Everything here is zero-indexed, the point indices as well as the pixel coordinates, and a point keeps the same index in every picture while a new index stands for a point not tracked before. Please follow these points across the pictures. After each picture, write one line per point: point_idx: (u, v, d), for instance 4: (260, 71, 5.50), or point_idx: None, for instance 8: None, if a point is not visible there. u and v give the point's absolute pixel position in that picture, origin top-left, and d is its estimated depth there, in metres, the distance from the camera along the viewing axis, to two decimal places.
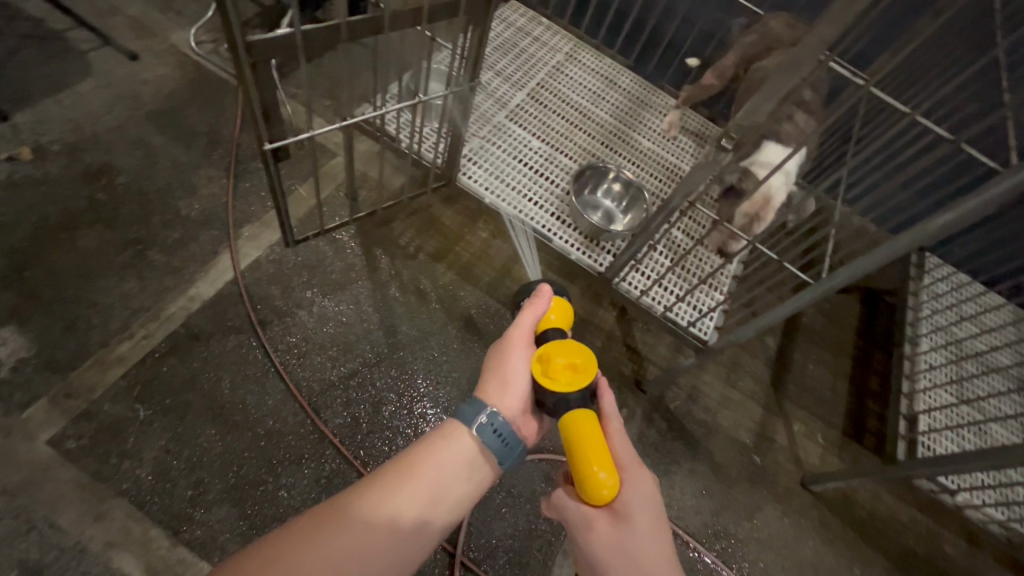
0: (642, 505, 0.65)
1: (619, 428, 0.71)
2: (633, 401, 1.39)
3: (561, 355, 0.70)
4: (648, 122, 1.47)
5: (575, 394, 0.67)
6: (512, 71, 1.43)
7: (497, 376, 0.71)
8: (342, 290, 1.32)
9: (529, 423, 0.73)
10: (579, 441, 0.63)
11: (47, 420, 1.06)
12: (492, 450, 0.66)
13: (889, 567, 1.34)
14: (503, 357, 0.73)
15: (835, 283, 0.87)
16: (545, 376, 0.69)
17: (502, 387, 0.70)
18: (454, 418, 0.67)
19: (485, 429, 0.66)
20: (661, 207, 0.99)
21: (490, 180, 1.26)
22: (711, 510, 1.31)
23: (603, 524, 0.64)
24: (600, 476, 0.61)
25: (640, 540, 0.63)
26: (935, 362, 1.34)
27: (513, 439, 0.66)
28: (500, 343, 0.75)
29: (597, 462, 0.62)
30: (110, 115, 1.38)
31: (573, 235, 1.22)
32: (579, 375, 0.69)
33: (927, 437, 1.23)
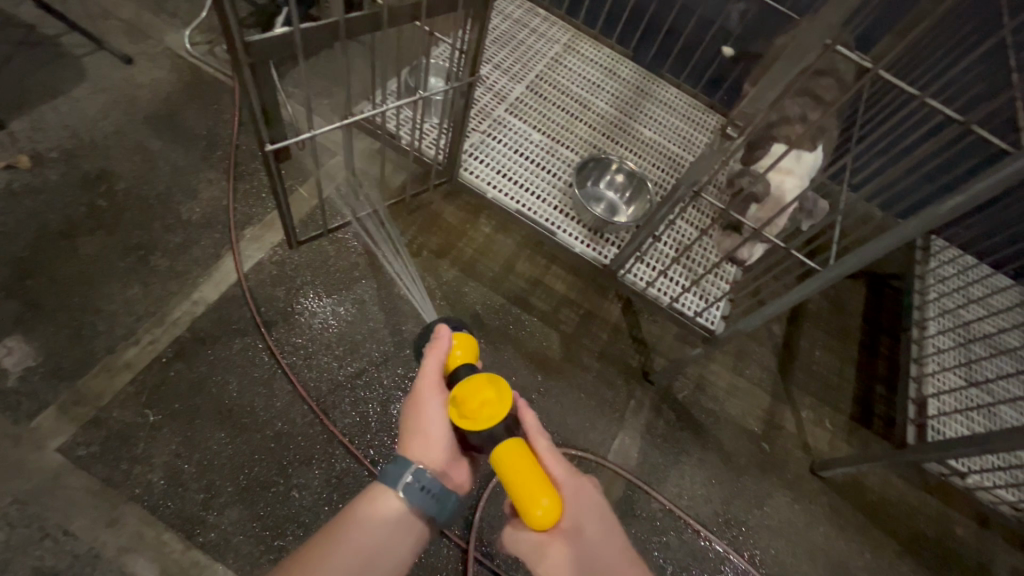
0: (587, 515, 0.67)
1: (548, 446, 0.70)
2: (641, 393, 1.39)
3: (473, 394, 0.70)
4: (649, 111, 1.46)
5: (498, 426, 0.67)
6: (511, 64, 1.42)
7: (417, 433, 0.71)
8: (346, 290, 1.31)
9: (457, 469, 0.73)
10: (515, 476, 0.63)
11: (56, 428, 1.06)
12: (423, 505, 0.66)
13: (900, 550, 1.35)
14: (419, 413, 0.72)
15: (844, 269, 0.86)
16: (462, 419, 0.69)
17: (423, 442, 0.70)
18: (380, 482, 0.66)
19: (413, 488, 0.65)
20: (665, 198, 0.98)
21: (492, 175, 1.24)
22: (721, 499, 1.31)
23: (557, 548, 0.64)
24: (544, 507, 0.61)
25: (595, 542, 0.66)
26: (944, 345, 1.33)
27: (443, 490, 0.67)
28: (412, 399, 0.75)
29: (540, 493, 0.62)
30: (107, 119, 1.37)
31: (577, 228, 1.22)
32: (497, 406, 0.68)
33: (936, 421, 1.23)
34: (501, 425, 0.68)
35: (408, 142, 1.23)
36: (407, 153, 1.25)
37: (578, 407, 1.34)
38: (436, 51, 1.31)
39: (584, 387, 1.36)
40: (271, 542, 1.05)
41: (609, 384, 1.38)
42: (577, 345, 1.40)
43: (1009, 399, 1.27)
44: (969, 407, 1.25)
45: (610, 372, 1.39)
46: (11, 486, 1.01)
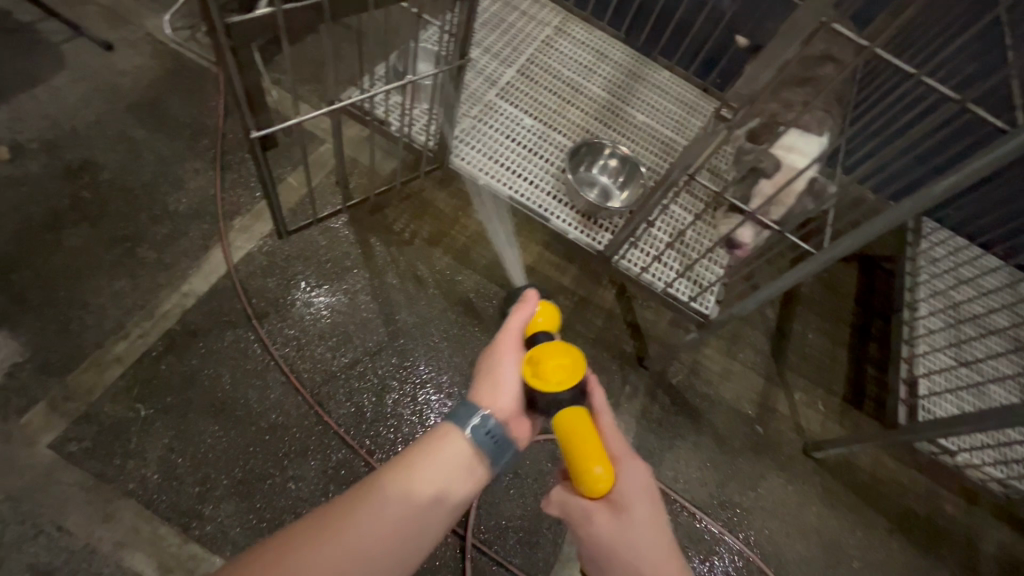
0: (642, 493, 0.67)
1: (611, 423, 0.73)
2: (636, 378, 1.39)
3: (551, 355, 0.69)
4: (641, 95, 1.45)
5: (566, 392, 0.67)
6: (501, 47, 1.39)
7: (490, 379, 0.70)
8: (338, 279, 1.30)
9: (524, 426, 0.70)
10: (574, 440, 0.65)
11: (46, 424, 1.05)
12: (485, 452, 0.64)
13: (891, 528, 1.37)
14: (492, 364, 0.72)
15: (839, 252, 0.86)
16: (536, 376, 0.68)
17: (492, 390, 0.69)
18: (448, 419, 0.64)
19: (479, 430, 0.63)
20: (660, 183, 0.97)
21: (483, 161, 1.23)
22: (716, 482, 1.32)
23: (603, 517, 0.65)
24: (597, 471, 0.63)
25: (643, 526, 0.65)
26: (934, 326, 1.35)
27: (505, 440, 0.64)
28: (489, 353, 0.74)
29: (593, 459, 0.64)
30: (88, 108, 1.33)
31: (570, 214, 1.20)
32: (571, 373, 0.68)
33: (927, 401, 1.25)
34: (569, 392, 0.68)
35: (397, 129, 1.21)
36: (396, 140, 1.23)
37: None
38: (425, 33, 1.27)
39: None
40: (269, 533, 1.05)
41: (604, 370, 1.38)
42: (572, 331, 1.40)
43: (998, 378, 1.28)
44: (959, 387, 1.26)
45: (605, 358, 1.39)
46: (2, 483, 1.00)
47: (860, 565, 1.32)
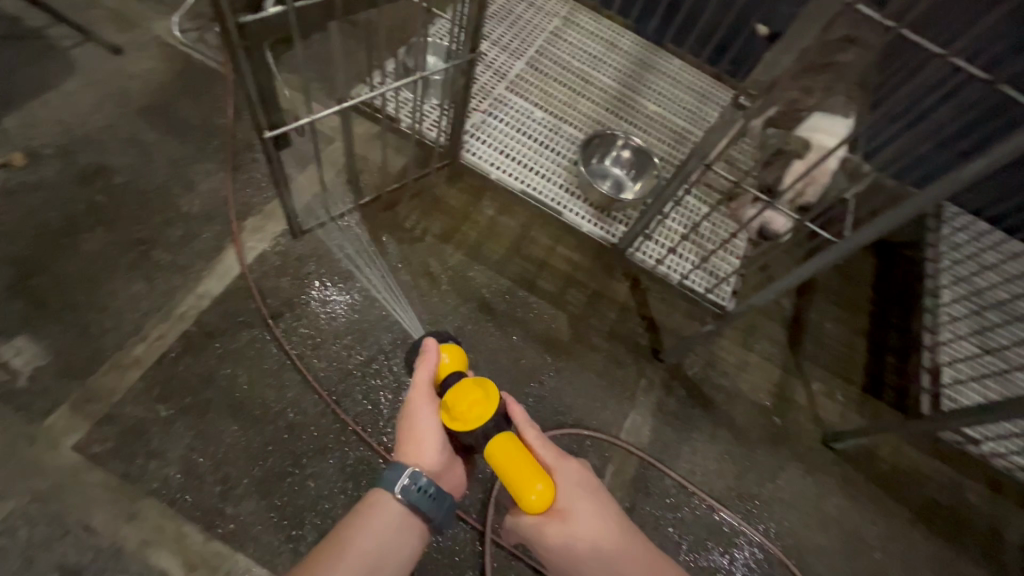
0: (580, 493, 0.72)
1: (538, 435, 0.77)
2: (651, 370, 1.38)
3: (462, 397, 0.74)
4: (652, 85, 1.43)
5: (484, 425, 0.72)
6: (510, 39, 1.38)
7: (411, 437, 0.76)
8: (351, 278, 1.30)
9: (453, 468, 0.79)
10: (508, 467, 0.69)
11: (70, 426, 1.06)
12: (422, 506, 0.71)
13: (913, 518, 1.36)
14: (411, 421, 0.77)
15: (861, 240, 0.84)
16: (453, 421, 0.73)
17: (415, 447, 0.75)
18: (378, 488, 0.72)
19: (410, 490, 0.71)
20: (675, 174, 0.96)
21: (494, 155, 1.22)
22: (734, 474, 1.31)
23: (553, 526, 0.70)
24: (537, 491, 0.68)
25: (588, 518, 0.71)
26: (957, 314, 1.32)
27: (439, 491, 0.72)
28: (406, 410, 0.79)
29: (530, 481, 0.68)
30: (100, 113, 1.34)
31: (584, 207, 1.19)
32: (485, 407, 0.73)
33: (951, 389, 1.22)
34: (491, 422, 0.73)
35: (409, 124, 1.20)
36: (407, 136, 1.22)
37: (588, 387, 1.34)
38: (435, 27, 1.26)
39: (594, 367, 1.35)
40: (290, 530, 1.06)
41: (619, 363, 1.37)
42: (585, 324, 1.39)
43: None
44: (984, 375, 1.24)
45: (620, 351, 1.38)
46: (29, 484, 1.01)
47: (881, 557, 1.30)
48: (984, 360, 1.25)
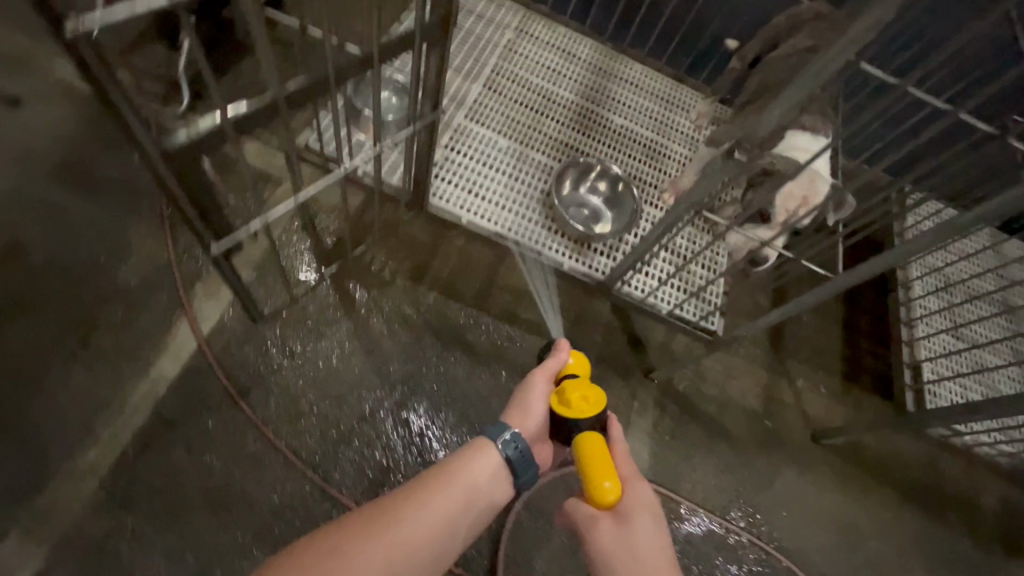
0: (642, 509, 0.77)
1: (621, 448, 0.85)
2: (643, 391, 1.36)
3: (578, 388, 0.84)
4: (614, 95, 1.37)
5: (588, 420, 0.82)
6: (462, 60, 1.28)
7: (520, 407, 0.86)
8: (322, 338, 1.21)
9: (542, 450, 0.87)
10: (589, 456, 0.77)
11: (25, 553, 0.95)
12: (512, 463, 0.77)
13: (900, 501, 1.40)
14: (526, 392, 0.87)
15: (854, 278, 0.82)
16: (563, 406, 0.83)
17: (522, 414, 0.83)
18: (483, 434, 0.79)
19: (508, 446, 0.77)
20: (663, 219, 0.91)
21: (462, 196, 1.13)
22: (732, 485, 1.33)
23: (605, 522, 0.76)
24: (604, 485, 0.75)
25: (643, 535, 0.75)
26: (931, 306, 1.32)
27: (529, 457, 0.78)
28: (523, 385, 0.89)
29: (602, 474, 0.76)
30: (4, 180, 1.17)
31: (562, 242, 1.14)
32: (593, 407, 0.83)
33: (933, 386, 1.24)
34: (586, 421, 0.82)
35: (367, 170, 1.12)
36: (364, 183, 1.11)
37: None
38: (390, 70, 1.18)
39: None
40: None
41: (610, 387, 1.34)
42: (573, 351, 1.35)
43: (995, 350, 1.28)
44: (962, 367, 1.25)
45: (610, 375, 1.35)
46: None
47: (875, 544, 1.35)
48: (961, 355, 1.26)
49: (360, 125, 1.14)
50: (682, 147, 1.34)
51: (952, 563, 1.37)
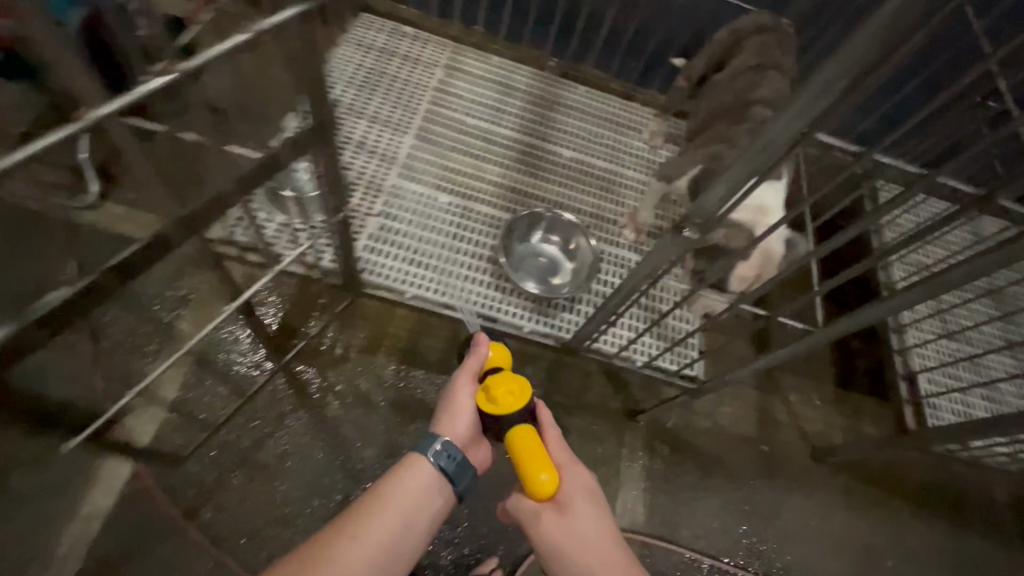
0: (586, 498, 0.69)
1: (555, 434, 0.76)
2: (631, 436, 1.27)
3: (501, 381, 0.76)
4: (559, 124, 1.28)
5: (516, 413, 0.73)
6: (390, 110, 1.18)
7: (446, 409, 0.77)
8: (275, 434, 1.10)
9: (479, 448, 0.79)
10: (522, 450, 0.69)
11: None
12: (449, 473, 0.71)
13: (914, 510, 1.33)
14: (450, 396, 0.78)
15: (834, 333, 0.74)
16: (489, 402, 0.74)
17: (449, 419, 0.76)
18: (411, 450, 0.71)
19: (441, 455, 0.71)
20: (622, 287, 0.83)
21: (403, 267, 1.03)
22: (737, 523, 1.25)
23: (550, 519, 0.67)
24: (542, 478, 0.66)
25: (589, 525, 0.67)
26: (919, 311, 1.25)
27: (466, 461, 0.72)
28: (446, 390, 0.80)
29: (538, 467, 0.67)
30: None
31: (519, 304, 1.05)
32: (519, 396, 0.74)
33: (932, 400, 1.17)
34: (518, 413, 0.73)
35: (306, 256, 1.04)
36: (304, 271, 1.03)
37: None
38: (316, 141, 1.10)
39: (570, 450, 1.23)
40: None
41: (596, 436, 1.25)
42: (551, 403, 1.25)
43: (993, 352, 1.21)
44: (960, 376, 1.19)
45: (593, 423, 1.26)
46: None
47: (893, 563, 1.27)
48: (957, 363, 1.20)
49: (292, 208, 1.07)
50: (638, 172, 1.25)
51: (974, 571, 1.30)
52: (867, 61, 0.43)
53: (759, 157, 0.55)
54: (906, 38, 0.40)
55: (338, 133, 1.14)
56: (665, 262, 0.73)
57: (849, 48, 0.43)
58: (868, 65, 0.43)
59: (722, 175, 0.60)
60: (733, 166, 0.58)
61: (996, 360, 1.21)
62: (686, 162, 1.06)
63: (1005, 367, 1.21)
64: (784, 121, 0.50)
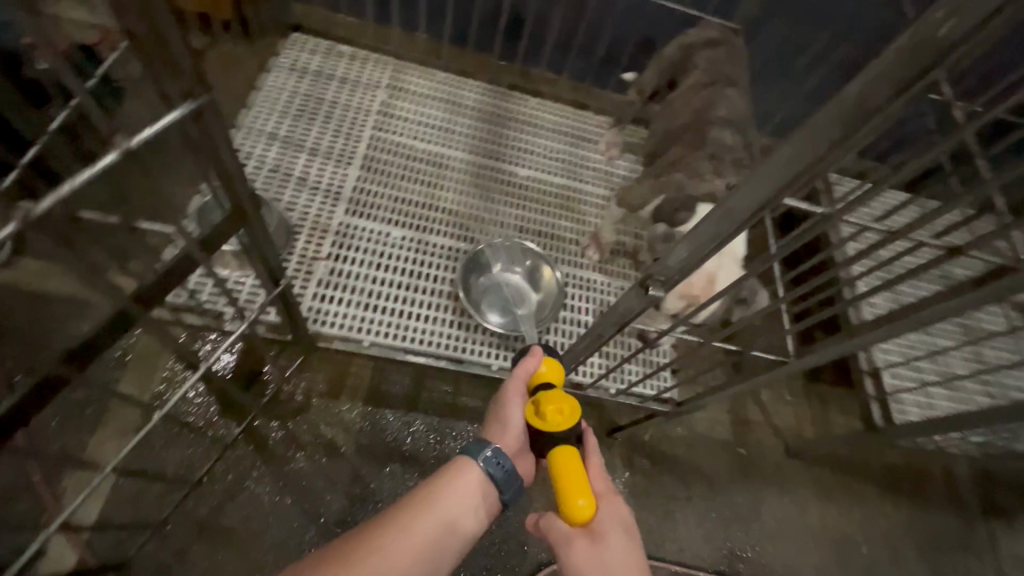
0: (622, 531, 0.65)
1: (599, 461, 0.72)
2: (608, 453, 1.25)
3: (553, 398, 0.71)
4: (512, 141, 1.24)
5: (564, 434, 0.68)
6: (333, 141, 1.13)
7: (498, 419, 0.75)
8: (236, 497, 1.03)
9: (526, 462, 0.75)
10: (563, 472, 0.65)
11: None
12: (496, 481, 0.68)
13: (884, 495, 1.37)
14: (504, 404, 0.75)
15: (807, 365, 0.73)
16: (537, 418, 0.70)
17: (500, 427, 0.74)
18: (463, 451, 0.70)
19: (490, 462, 0.68)
20: (592, 327, 0.79)
21: (358, 312, 0.98)
22: (718, 529, 1.25)
23: (580, 546, 0.63)
24: (580, 504, 0.63)
25: (621, 559, 0.63)
26: None
27: (515, 472, 0.69)
28: (500, 396, 0.77)
29: (577, 492, 0.64)
30: None
31: (485, 340, 1.01)
32: (569, 418, 0.69)
33: (896, 396, 1.21)
34: (569, 434, 0.69)
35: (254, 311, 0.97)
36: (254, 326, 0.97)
37: None
38: (255, 183, 1.05)
39: None
40: None
41: None
42: None
43: (951, 343, 1.25)
44: (920, 370, 1.23)
45: None
46: None
47: (869, 551, 1.30)
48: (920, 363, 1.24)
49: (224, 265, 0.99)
50: (596, 186, 1.23)
51: (943, 550, 1.34)
52: (835, 134, 0.41)
53: (723, 224, 0.53)
54: (867, 124, 0.39)
55: (278, 170, 1.08)
56: (630, 314, 0.70)
57: (814, 127, 0.42)
58: (830, 147, 0.42)
59: (686, 236, 0.58)
60: (698, 227, 0.56)
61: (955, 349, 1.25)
62: (648, 190, 1.07)
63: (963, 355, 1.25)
64: (748, 191, 0.49)
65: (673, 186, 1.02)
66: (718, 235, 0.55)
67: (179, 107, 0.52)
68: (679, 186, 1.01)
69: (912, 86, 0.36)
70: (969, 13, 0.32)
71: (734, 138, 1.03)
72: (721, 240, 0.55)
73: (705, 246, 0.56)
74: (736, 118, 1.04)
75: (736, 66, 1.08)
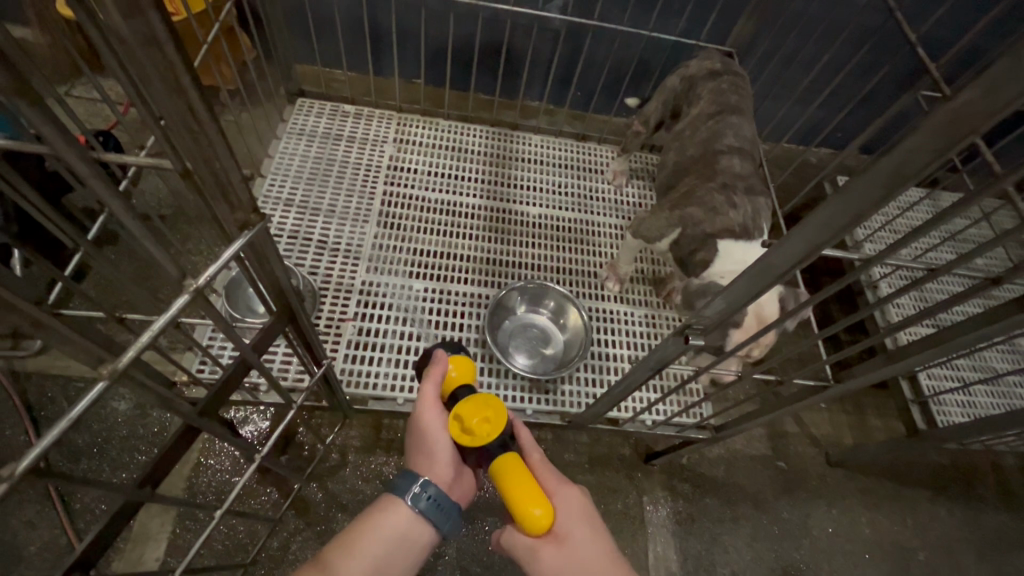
0: (584, 522, 0.59)
1: (540, 457, 0.66)
2: (648, 481, 1.24)
3: (473, 409, 0.64)
4: (520, 180, 1.26)
5: (493, 445, 0.61)
6: (346, 200, 1.16)
7: (420, 447, 0.66)
8: (283, 564, 1.02)
9: (463, 483, 0.68)
10: (509, 482, 0.58)
11: None
12: (429, 517, 0.61)
13: (934, 497, 1.33)
14: (421, 432, 0.66)
15: (849, 389, 0.74)
16: (463, 436, 0.63)
17: (426, 458, 0.65)
18: (386, 491, 0.62)
19: (420, 498, 0.61)
20: (631, 375, 0.81)
21: (390, 369, 0.99)
22: (770, 549, 1.22)
23: (547, 552, 0.57)
24: (535, 513, 0.56)
25: (586, 553, 0.57)
26: (906, 309, 1.29)
27: (448, 503, 0.62)
28: (414, 420, 0.68)
29: (531, 500, 0.57)
30: None
31: (516, 384, 1.02)
32: (494, 425, 0.62)
33: (937, 400, 1.21)
34: (497, 442, 0.62)
35: (290, 377, 1.00)
36: (293, 391, 0.99)
37: None
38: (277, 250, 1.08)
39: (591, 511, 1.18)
40: None
41: (614, 489, 1.21)
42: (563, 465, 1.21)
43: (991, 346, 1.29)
44: (959, 373, 1.25)
45: (609, 476, 1.22)
46: None
47: (926, 557, 1.27)
48: (958, 362, 1.25)
49: (253, 336, 1.03)
50: (607, 217, 1.24)
51: (1002, 548, 1.30)
52: (873, 200, 0.42)
53: (762, 278, 0.55)
54: (910, 186, 0.40)
55: (298, 235, 1.11)
56: (669, 359, 0.72)
57: (849, 193, 0.43)
58: (874, 206, 0.42)
59: (723, 290, 0.60)
60: (735, 282, 0.58)
61: (994, 351, 1.28)
62: (662, 222, 1.05)
63: (1002, 356, 1.28)
64: (784, 248, 0.50)
65: (691, 222, 1.02)
66: (758, 287, 0.56)
67: (237, 239, 0.51)
68: (694, 221, 1.02)
69: (950, 153, 0.37)
70: (1003, 88, 0.33)
71: (743, 164, 1.06)
72: (761, 290, 0.56)
73: (744, 296, 0.58)
74: (744, 144, 1.07)
75: (741, 95, 1.09)
